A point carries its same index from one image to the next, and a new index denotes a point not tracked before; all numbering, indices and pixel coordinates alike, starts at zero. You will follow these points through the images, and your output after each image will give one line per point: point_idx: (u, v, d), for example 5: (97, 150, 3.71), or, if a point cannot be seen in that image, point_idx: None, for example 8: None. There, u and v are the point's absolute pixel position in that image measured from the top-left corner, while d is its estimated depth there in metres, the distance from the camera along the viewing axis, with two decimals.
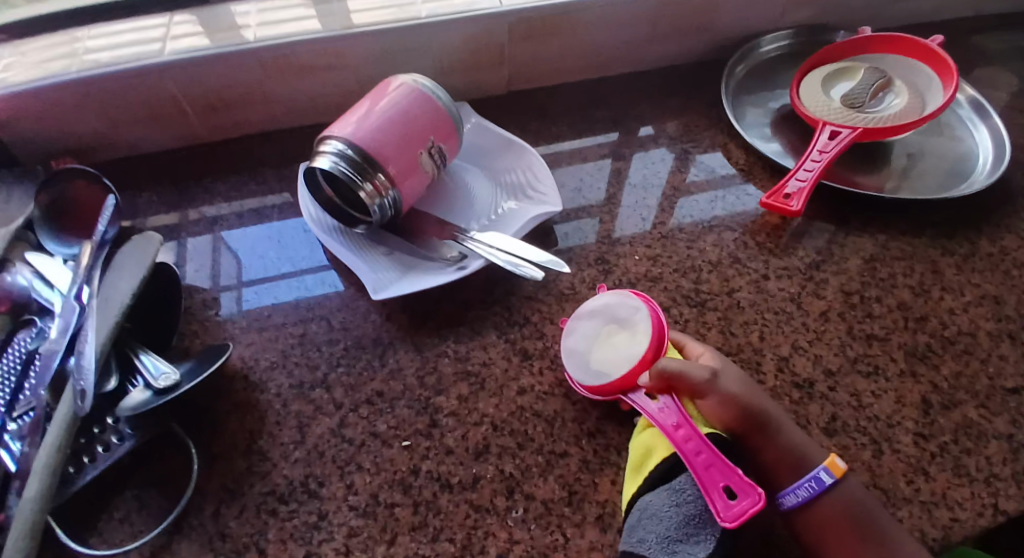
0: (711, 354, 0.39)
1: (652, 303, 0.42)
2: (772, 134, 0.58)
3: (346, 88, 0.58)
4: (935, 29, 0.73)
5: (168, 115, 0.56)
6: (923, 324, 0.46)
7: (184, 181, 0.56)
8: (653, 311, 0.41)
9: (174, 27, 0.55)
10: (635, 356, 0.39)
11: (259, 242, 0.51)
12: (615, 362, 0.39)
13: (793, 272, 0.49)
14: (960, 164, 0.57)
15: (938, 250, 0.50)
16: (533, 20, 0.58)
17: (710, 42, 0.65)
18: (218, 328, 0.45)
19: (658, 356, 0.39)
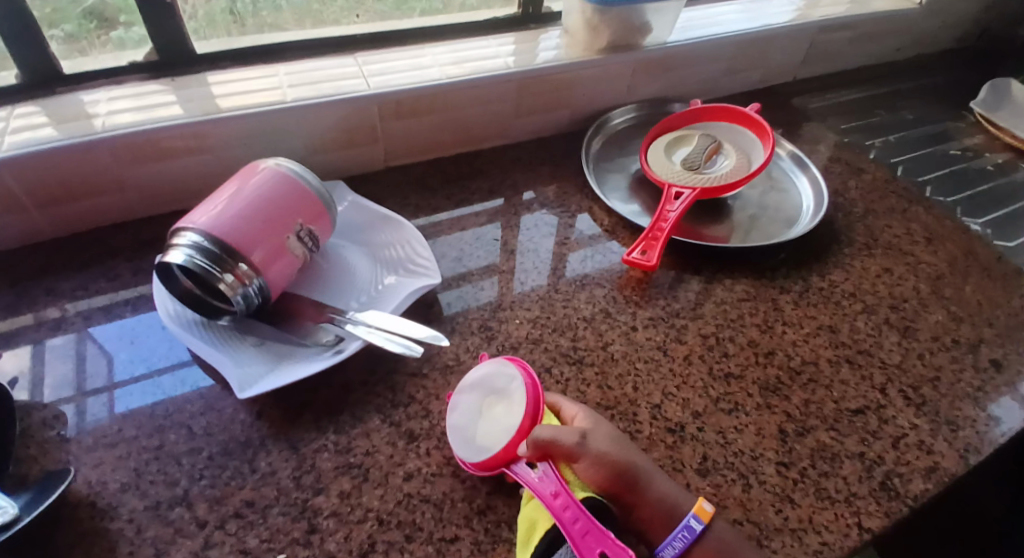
0: (583, 413, 0.41)
1: (527, 368, 0.42)
2: (630, 195, 0.64)
3: (211, 173, 0.57)
4: (761, 95, 0.84)
5: (3, 212, 0.51)
6: (771, 358, 0.50)
7: (23, 282, 0.51)
8: (528, 377, 0.41)
9: (14, 120, 0.51)
10: (513, 424, 0.39)
11: (107, 344, 0.46)
12: (495, 434, 0.39)
13: (657, 321, 0.52)
14: (791, 211, 0.64)
15: (778, 288, 0.56)
16: (402, 101, 0.60)
17: (571, 115, 0.71)
18: (58, 450, 0.40)
19: (536, 422, 0.39)
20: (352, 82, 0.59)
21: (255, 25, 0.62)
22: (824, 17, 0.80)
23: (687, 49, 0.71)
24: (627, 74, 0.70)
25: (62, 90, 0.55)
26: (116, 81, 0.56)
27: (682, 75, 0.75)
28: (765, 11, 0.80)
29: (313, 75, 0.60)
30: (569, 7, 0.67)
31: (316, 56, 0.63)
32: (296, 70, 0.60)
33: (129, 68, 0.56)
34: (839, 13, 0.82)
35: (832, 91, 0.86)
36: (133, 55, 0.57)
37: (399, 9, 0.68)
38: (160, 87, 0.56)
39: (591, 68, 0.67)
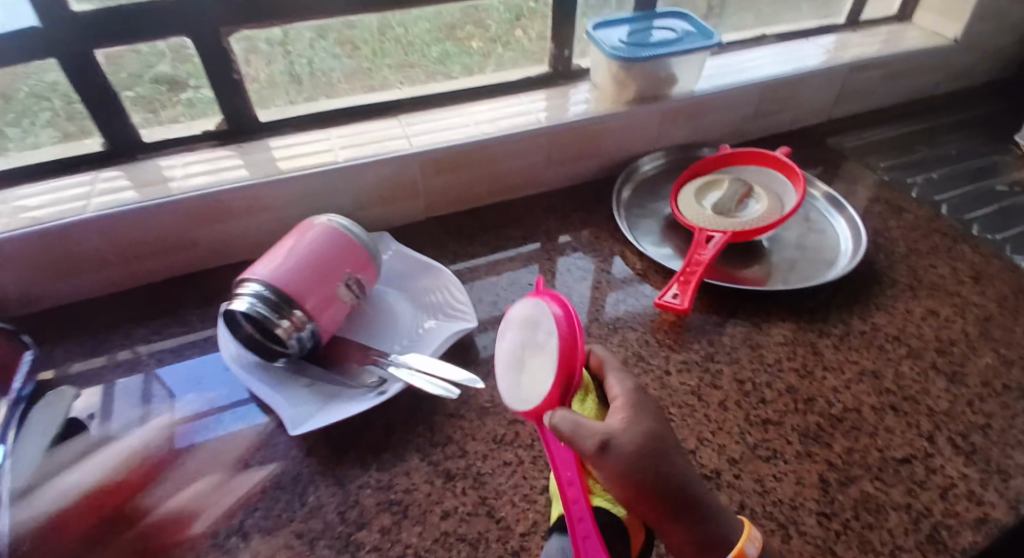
0: (624, 399, 0.39)
1: (568, 323, 0.38)
2: (662, 239, 0.66)
3: (270, 226, 0.62)
4: (793, 136, 0.85)
5: (91, 266, 0.57)
6: (811, 405, 0.50)
7: (104, 327, 0.57)
8: (563, 338, 0.37)
9: (101, 185, 0.58)
10: (541, 389, 0.37)
11: (177, 383, 0.51)
12: (530, 387, 0.39)
13: (691, 366, 0.53)
14: (827, 252, 0.64)
15: (815, 331, 0.56)
16: (443, 157, 0.65)
17: (603, 164, 0.74)
18: (131, 482, 0.44)
19: (564, 392, 0.37)
20: (395, 143, 0.65)
21: (309, 80, 0.67)
22: (854, 59, 0.81)
23: (713, 97, 0.74)
24: (655, 123, 0.73)
25: (142, 157, 0.62)
26: (188, 150, 0.63)
27: (712, 122, 0.77)
28: (793, 56, 0.82)
29: (362, 137, 0.66)
30: (597, 63, 0.71)
31: (365, 120, 0.69)
32: (347, 134, 0.66)
33: (202, 136, 0.63)
34: (869, 54, 0.83)
35: (868, 129, 0.86)
36: (204, 124, 0.64)
37: (443, 64, 0.73)
38: (228, 153, 0.63)
39: (620, 120, 0.70)
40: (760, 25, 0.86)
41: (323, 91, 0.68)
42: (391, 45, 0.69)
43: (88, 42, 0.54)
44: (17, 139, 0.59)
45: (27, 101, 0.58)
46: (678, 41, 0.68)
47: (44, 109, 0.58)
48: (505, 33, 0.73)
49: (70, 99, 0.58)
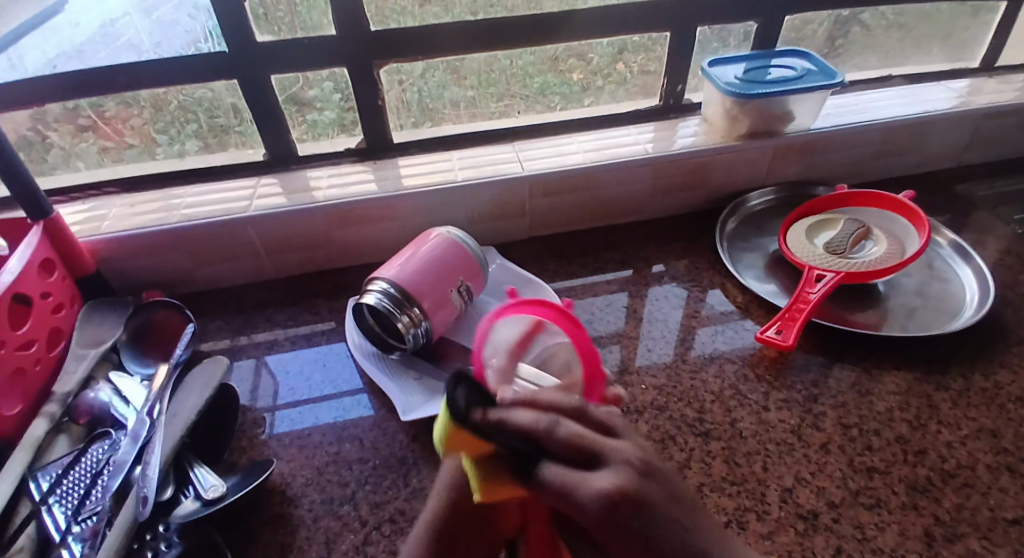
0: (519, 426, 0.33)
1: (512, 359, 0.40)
2: (765, 275, 0.65)
3: (391, 234, 0.68)
4: (915, 180, 0.81)
5: (242, 257, 0.66)
6: (922, 457, 0.48)
7: (246, 311, 0.65)
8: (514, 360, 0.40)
9: (259, 189, 0.67)
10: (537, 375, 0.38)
11: (306, 366, 0.58)
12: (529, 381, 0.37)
13: (791, 404, 0.52)
14: (949, 302, 0.61)
15: (931, 384, 0.53)
16: (553, 182, 0.69)
17: (706, 197, 0.75)
18: (263, 445, 0.50)
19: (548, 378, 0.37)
20: (510, 167, 0.69)
21: (418, 107, 0.72)
22: (989, 104, 0.77)
23: (829, 136, 0.73)
24: (765, 160, 0.73)
25: (295, 167, 0.71)
26: (334, 164, 0.71)
27: (825, 162, 0.76)
28: (919, 99, 0.79)
29: (480, 159, 0.71)
30: (709, 99, 0.72)
31: (483, 144, 0.74)
32: (466, 156, 0.72)
33: (343, 152, 0.71)
34: (1005, 100, 0.78)
35: (1003, 178, 0.81)
36: (345, 141, 0.72)
37: (542, 96, 0.75)
38: (364, 168, 0.70)
39: (729, 155, 0.71)
40: (885, 66, 0.84)
41: (430, 119, 0.74)
42: (497, 75, 0.72)
43: (263, 68, 0.63)
44: (164, 145, 0.68)
45: (174, 112, 0.66)
46: (795, 80, 0.68)
47: (190, 121, 0.67)
48: (607, 66, 0.75)
49: (213, 113, 0.67)
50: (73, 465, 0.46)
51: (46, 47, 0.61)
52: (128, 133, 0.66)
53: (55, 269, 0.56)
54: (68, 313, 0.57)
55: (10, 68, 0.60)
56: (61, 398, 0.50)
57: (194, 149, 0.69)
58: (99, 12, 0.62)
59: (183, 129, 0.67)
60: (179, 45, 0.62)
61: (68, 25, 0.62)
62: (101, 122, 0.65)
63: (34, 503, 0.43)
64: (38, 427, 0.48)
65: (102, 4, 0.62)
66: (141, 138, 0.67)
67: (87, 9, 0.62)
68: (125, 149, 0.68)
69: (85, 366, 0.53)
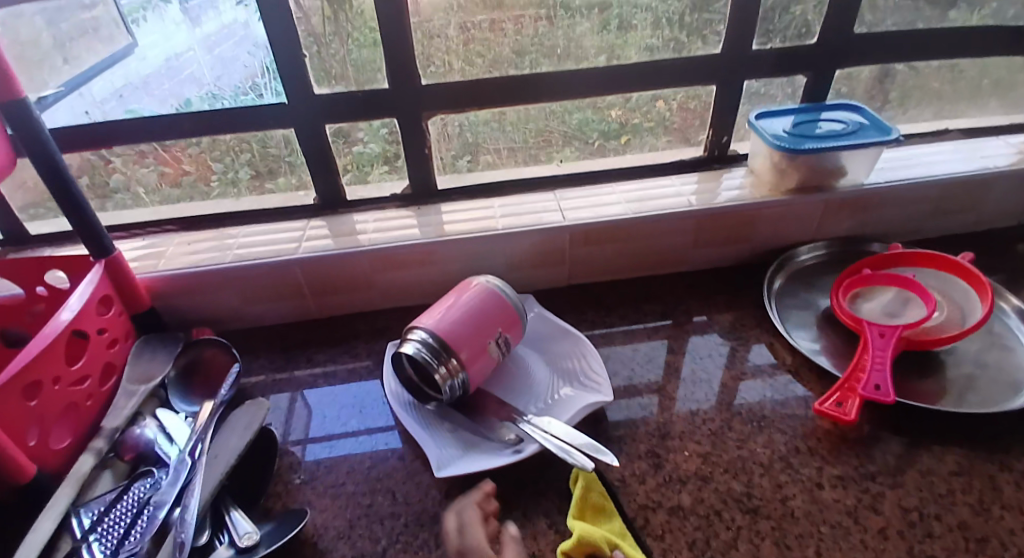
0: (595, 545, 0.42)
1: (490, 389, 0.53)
2: (816, 335, 0.63)
3: (433, 279, 0.69)
4: (975, 239, 0.77)
5: (289, 298, 0.68)
6: (986, 547, 0.44)
7: (290, 349, 0.67)
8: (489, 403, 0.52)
9: (308, 232, 0.69)
10: None
11: (343, 411, 0.58)
12: None
13: (847, 481, 0.49)
14: (1014, 374, 0.57)
15: (996, 464, 0.49)
16: (594, 231, 0.68)
17: (752, 251, 0.74)
18: (298, 492, 0.50)
19: None
20: (551, 215, 0.69)
21: (460, 142, 0.72)
22: None
23: (882, 191, 0.71)
24: (814, 217, 0.72)
25: (343, 211, 0.73)
26: (380, 209, 0.73)
27: (878, 219, 0.74)
28: (978, 154, 0.76)
29: (522, 207, 0.72)
30: (756, 150, 0.72)
31: (526, 191, 0.75)
32: (508, 202, 0.73)
33: (390, 197, 0.73)
34: None
35: None
36: (393, 185, 0.73)
37: (581, 132, 0.75)
38: (409, 212, 0.72)
39: (777, 210, 0.70)
40: (939, 121, 0.82)
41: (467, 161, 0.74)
42: (536, 113, 0.72)
43: (319, 119, 0.66)
44: (219, 173, 0.70)
45: (230, 143, 0.68)
46: (848, 133, 0.67)
47: (244, 151, 0.69)
48: (646, 104, 0.74)
49: (265, 144, 0.68)
50: (116, 501, 0.47)
51: (113, 78, 0.65)
52: (187, 161, 0.69)
53: (113, 305, 0.58)
54: (121, 348, 0.59)
55: (79, 96, 0.64)
56: (108, 433, 0.51)
57: (247, 177, 0.71)
58: (164, 47, 0.64)
59: (236, 159, 0.69)
60: (237, 80, 0.65)
61: (133, 59, 0.64)
62: (163, 150, 0.67)
63: (74, 540, 0.44)
64: (85, 463, 0.48)
65: (167, 39, 0.64)
66: (197, 166, 0.69)
67: (153, 43, 0.64)
68: (182, 176, 0.70)
69: (134, 402, 0.54)
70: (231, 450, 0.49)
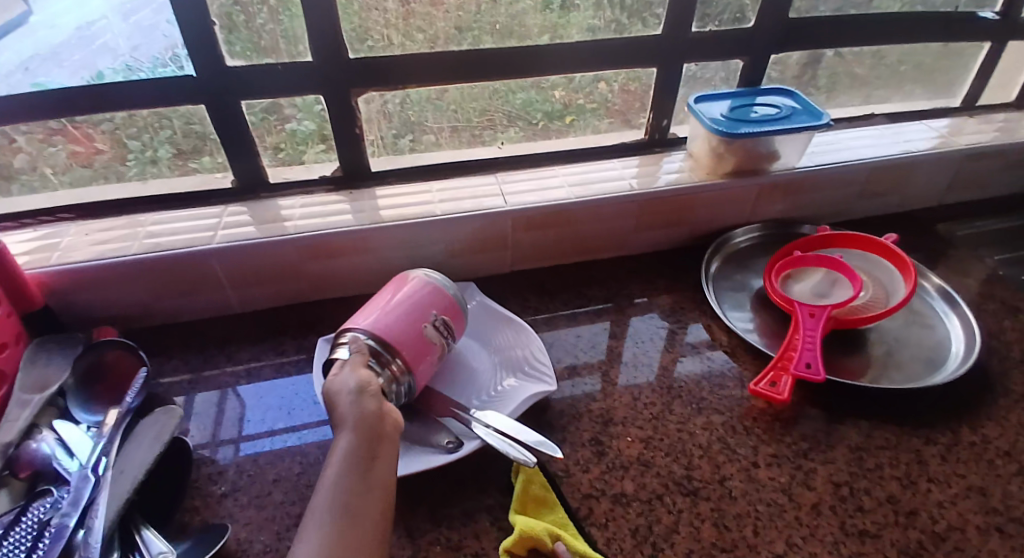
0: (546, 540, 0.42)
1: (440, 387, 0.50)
2: (751, 317, 0.64)
3: (366, 268, 0.66)
4: (897, 220, 0.81)
5: (207, 291, 0.63)
6: (912, 519, 0.46)
7: (211, 348, 0.62)
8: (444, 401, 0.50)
9: (226, 218, 0.64)
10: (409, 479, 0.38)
11: (270, 412, 0.55)
12: None
13: (782, 460, 0.50)
14: (933, 351, 0.60)
15: (920, 439, 0.52)
16: (535, 216, 0.67)
17: (691, 234, 0.74)
18: (218, 506, 0.46)
19: None
20: (492, 200, 0.67)
21: (400, 120, 0.68)
22: (970, 146, 0.78)
23: (814, 175, 0.72)
24: (750, 200, 0.73)
25: (265, 194, 0.68)
26: (307, 193, 0.68)
27: (809, 201, 0.76)
28: (900, 138, 0.79)
29: (460, 191, 0.69)
30: (694, 133, 0.72)
31: (465, 174, 0.72)
32: (446, 186, 0.70)
33: (319, 180, 0.69)
34: (985, 142, 0.79)
35: (983, 219, 0.81)
36: (323, 168, 0.69)
37: (523, 112, 0.72)
38: (340, 197, 0.68)
39: (714, 192, 0.70)
40: (866, 106, 0.84)
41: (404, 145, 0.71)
42: (478, 91, 0.69)
43: (236, 93, 0.60)
44: (136, 152, 0.63)
45: (149, 118, 0.61)
46: (782, 117, 0.68)
47: (165, 127, 0.62)
48: (589, 86, 0.72)
49: (188, 121, 0.62)
50: (13, 525, 0.42)
51: (21, 44, 0.56)
52: (99, 138, 0.62)
53: (2, 305, 0.52)
54: (12, 353, 0.53)
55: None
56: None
57: (167, 155, 0.64)
58: (77, 14, 0.58)
59: (155, 136, 0.63)
60: (157, 50, 0.58)
61: (37, 24, 0.57)
62: (70, 126, 0.60)
63: None
64: None
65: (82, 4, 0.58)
66: (111, 144, 0.62)
67: (64, 10, 0.58)
68: (95, 155, 0.63)
69: (28, 413, 0.49)
70: (141, 463, 0.45)
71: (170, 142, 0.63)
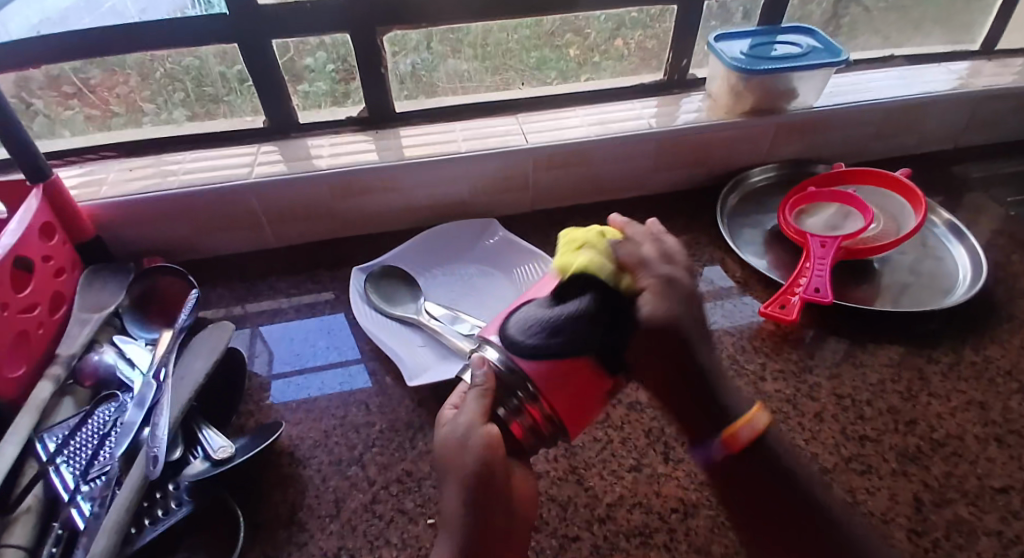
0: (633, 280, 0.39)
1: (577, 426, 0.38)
2: (764, 251, 0.66)
3: (393, 206, 0.69)
4: (913, 161, 0.82)
5: (245, 226, 0.66)
6: (913, 427, 0.49)
7: (251, 278, 0.66)
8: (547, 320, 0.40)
9: (260, 156, 0.67)
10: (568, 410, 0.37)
11: (311, 334, 0.59)
12: None
13: (788, 374, 0.53)
14: (941, 280, 0.62)
15: (924, 357, 0.54)
16: (556, 155, 0.69)
17: (708, 174, 0.76)
18: (270, 410, 0.52)
19: None
20: (513, 139, 0.69)
21: (412, 79, 0.71)
22: (988, 87, 0.78)
23: (831, 114, 0.73)
24: (767, 139, 0.74)
25: (295, 135, 0.70)
26: (335, 133, 0.70)
27: (825, 141, 0.77)
28: (920, 79, 0.79)
29: (482, 131, 0.71)
30: (713, 74, 0.73)
31: (486, 116, 0.74)
32: (469, 127, 0.72)
33: (345, 121, 0.71)
34: (1004, 83, 0.79)
35: (998, 160, 0.82)
36: (348, 111, 0.71)
37: (540, 70, 0.75)
38: (366, 137, 0.70)
39: (732, 131, 0.72)
40: (887, 46, 0.84)
41: (424, 91, 0.73)
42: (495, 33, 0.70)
43: (266, 34, 0.62)
44: (151, 114, 0.68)
45: (161, 80, 0.66)
46: (803, 56, 0.69)
47: (178, 89, 0.67)
48: (605, 43, 0.75)
49: (200, 82, 0.66)
50: (81, 425, 0.46)
51: (29, 12, 0.60)
52: (114, 102, 0.66)
53: (56, 233, 0.56)
54: (69, 277, 0.57)
55: None
56: (65, 360, 0.50)
57: (184, 118, 0.69)
58: None
59: (170, 99, 0.67)
60: (164, 11, 0.61)
61: None
62: (85, 90, 0.64)
63: (41, 464, 0.43)
64: (43, 390, 0.47)
65: None
66: (127, 106, 0.67)
67: None
68: (111, 118, 0.67)
69: (88, 331, 0.53)
70: (199, 372, 0.48)
71: (183, 104, 0.68)
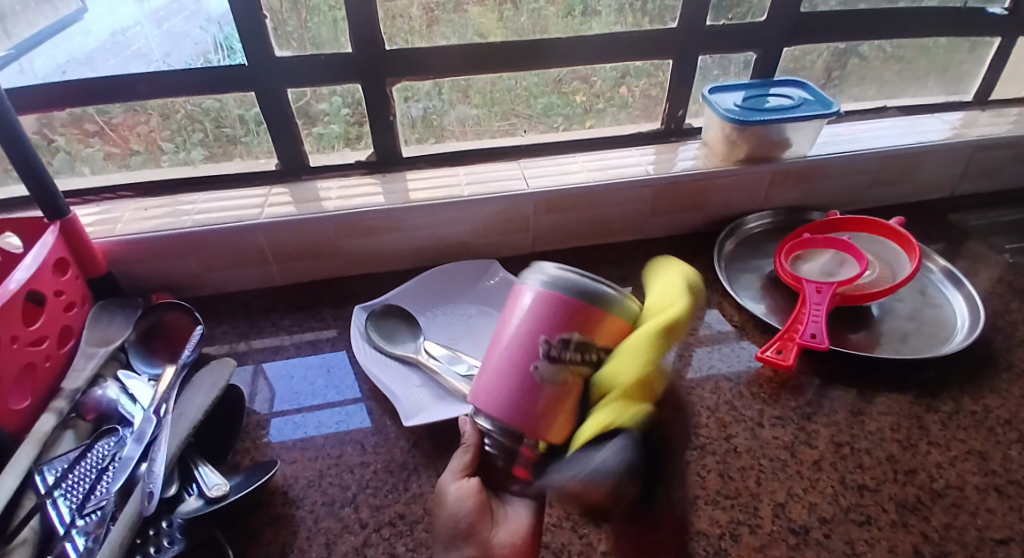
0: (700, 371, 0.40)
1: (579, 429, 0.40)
2: (761, 296, 0.67)
3: (397, 246, 0.70)
4: (909, 209, 0.83)
5: (251, 264, 0.68)
6: (912, 477, 0.48)
7: (255, 315, 0.67)
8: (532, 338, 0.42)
9: (271, 197, 0.69)
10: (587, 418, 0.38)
11: (311, 371, 0.60)
12: None
13: (786, 421, 0.53)
14: (939, 328, 0.62)
15: (922, 406, 0.54)
16: (556, 199, 0.70)
17: (706, 219, 0.77)
18: (267, 447, 0.52)
19: None
20: (515, 183, 0.71)
21: (422, 123, 0.74)
22: (981, 137, 0.79)
23: (825, 163, 0.75)
24: (763, 185, 0.75)
25: (306, 176, 0.73)
26: (344, 176, 0.73)
27: (821, 188, 0.78)
28: (914, 129, 0.81)
29: (485, 175, 0.73)
30: (709, 123, 0.75)
31: (490, 160, 0.76)
32: (473, 171, 0.74)
33: (354, 164, 0.73)
34: (997, 134, 0.80)
35: (995, 209, 0.83)
36: (357, 154, 0.74)
37: (546, 116, 0.77)
38: (373, 180, 0.72)
39: (729, 178, 0.73)
40: (880, 98, 0.86)
41: (431, 134, 0.76)
42: (501, 82, 0.73)
43: (280, 82, 0.65)
44: (170, 153, 0.70)
45: (182, 121, 0.68)
46: (796, 108, 0.71)
47: (196, 131, 0.69)
48: (610, 90, 0.77)
49: (219, 124, 0.69)
50: (80, 459, 0.47)
51: (56, 52, 0.63)
52: (134, 141, 0.68)
53: (69, 268, 0.57)
54: (79, 312, 0.58)
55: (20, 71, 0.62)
56: (69, 394, 0.51)
57: (200, 158, 0.71)
58: (108, 21, 0.64)
59: (189, 138, 0.70)
60: (189, 56, 0.64)
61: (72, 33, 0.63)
62: (107, 128, 0.67)
63: (39, 496, 0.43)
64: (46, 422, 0.48)
65: (112, 13, 0.64)
66: (147, 146, 0.69)
67: (97, 16, 0.64)
68: (130, 156, 0.70)
69: (94, 364, 0.54)
70: (199, 408, 0.49)
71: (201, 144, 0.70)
